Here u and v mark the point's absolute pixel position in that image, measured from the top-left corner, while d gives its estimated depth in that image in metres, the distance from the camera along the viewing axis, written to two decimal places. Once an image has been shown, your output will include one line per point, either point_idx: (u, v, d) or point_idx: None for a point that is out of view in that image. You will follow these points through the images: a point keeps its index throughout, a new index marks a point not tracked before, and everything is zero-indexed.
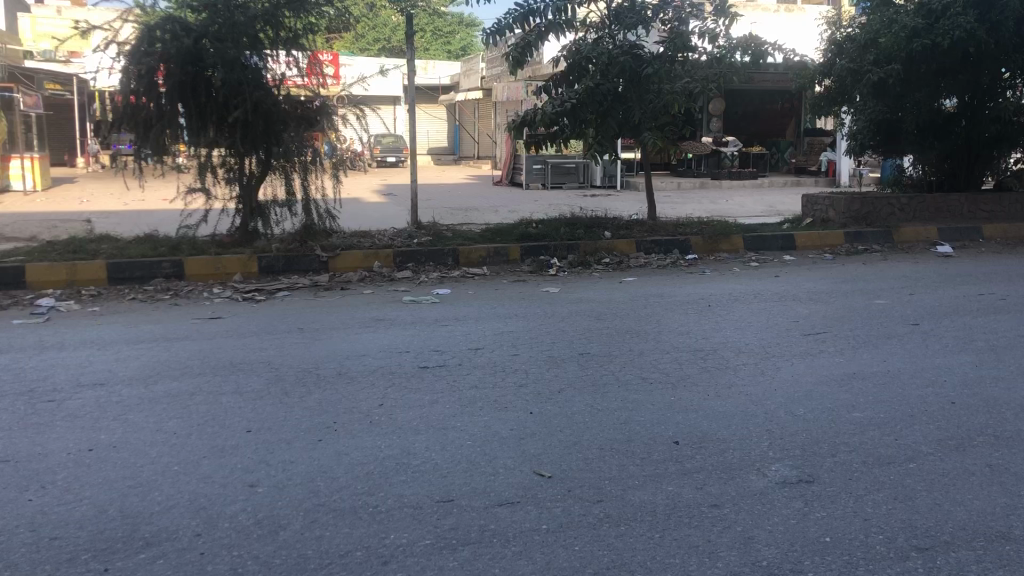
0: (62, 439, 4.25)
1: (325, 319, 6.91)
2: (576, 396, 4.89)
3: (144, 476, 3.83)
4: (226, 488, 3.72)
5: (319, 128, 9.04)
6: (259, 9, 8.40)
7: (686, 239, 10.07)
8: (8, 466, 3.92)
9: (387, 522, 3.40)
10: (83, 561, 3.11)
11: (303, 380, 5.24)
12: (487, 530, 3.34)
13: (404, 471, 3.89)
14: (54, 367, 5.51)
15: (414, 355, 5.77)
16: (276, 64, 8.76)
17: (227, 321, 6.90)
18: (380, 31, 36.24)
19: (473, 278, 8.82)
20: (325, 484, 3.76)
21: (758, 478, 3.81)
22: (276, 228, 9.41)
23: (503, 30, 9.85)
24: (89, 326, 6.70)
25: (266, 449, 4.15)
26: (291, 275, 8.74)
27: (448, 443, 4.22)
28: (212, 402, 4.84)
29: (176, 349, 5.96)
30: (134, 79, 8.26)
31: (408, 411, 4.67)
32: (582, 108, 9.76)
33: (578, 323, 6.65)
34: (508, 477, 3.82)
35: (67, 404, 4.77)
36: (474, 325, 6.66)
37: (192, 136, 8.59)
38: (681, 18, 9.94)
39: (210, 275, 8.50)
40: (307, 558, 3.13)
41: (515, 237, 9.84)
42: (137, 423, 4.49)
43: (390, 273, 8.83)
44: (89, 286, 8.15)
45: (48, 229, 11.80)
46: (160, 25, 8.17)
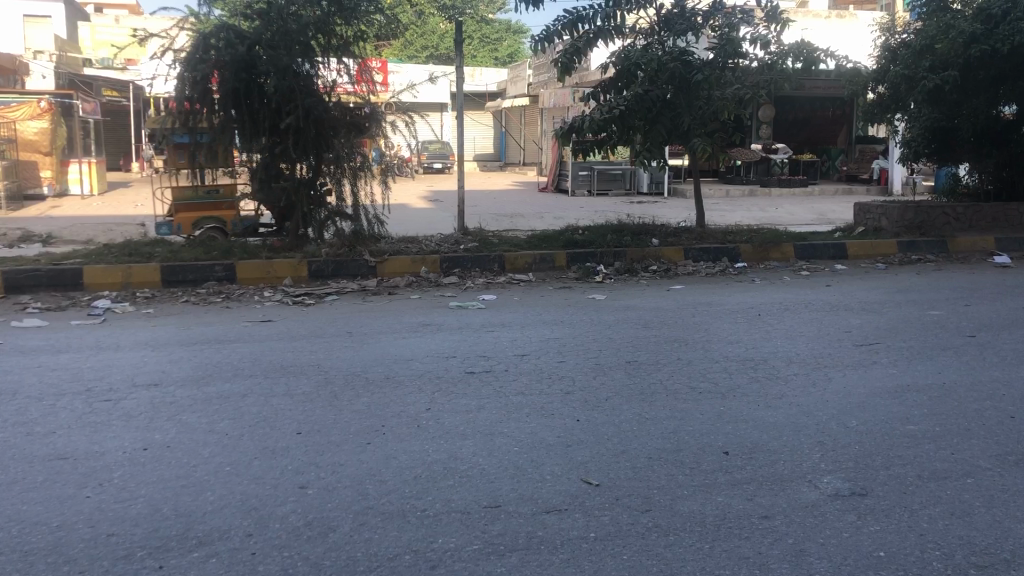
0: (118, 438, 4.34)
1: (373, 323, 6.98)
2: (624, 404, 4.87)
3: (197, 476, 3.89)
4: (277, 489, 3.77)
5: (370, 134, 9.12)
6: (311, 16, 8.54)
7: (735, 246, 9.99)
8: (67, 463, 4.02)
9: (435, 526, 3.42)
10: (139, 557, 3.17)
11: (352, 384, 5.29)
12: (535, 537, 3.34)
13: (452, 476, 3.91)
14: (112, 366, 5.65)
15: (461, 360, 5.79)
16: (326, 71, 8.87)
17: (278, 324, 6.99)
18: (428, 38, 36.61)
19: (519, 284, 8.84)
20: (373, 487, 3.79)
21: (811, 490, 3.75)
22: (326, 233, 9.50)
23: (551, 36, 9.92)
24: (146, 326, 6.86)
25: (315, 451, 4.20)
26: (340, 280, 8.84)
27: (495, 449, 4.23)
28: (264, 403, 4.91)
29: (228, 350, 6.07)
30: (189, 86, 8.40)
31: (454, 416, 4.69)
32: (630, 115, 9.74)
33: (625, 331, 6.63)
34: (555, 485, 3.81)
35: (123, 404, 4.88)
36: (521, 331, 6.68)
37: (245, 142, 8.72)
38: (730, 23, 9.78)
39: (261, 279, 8.63)
40: (356, 561, 3.16)
41: (560, 244, 9.85)
42: (190, 423, 4.57)
43: (437, 278, 8.88)
44: (144, 288, 8.33)
45: (104, 232, 12.09)
46: (215, 33, 8.32)
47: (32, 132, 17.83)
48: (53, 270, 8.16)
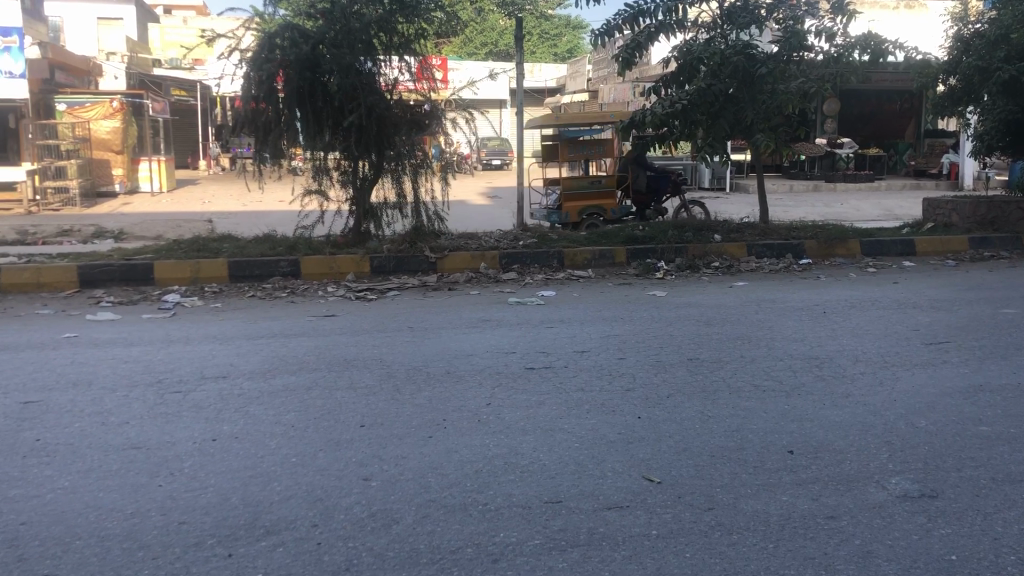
0: (188, 429, 4.46)
1: (432, 318, 7.03)
2: (685, 401, 4.84)
3: (265, 466, 3.98)
4: (342, 480, 3.83)
5: (429, 131, 9.26)
6: (374, 15, 8.65)
7: (800, 243, 9.84)
8: (140, 452, 4.14)
9: (496, 521, 3.44)
10: (209, 545, 3.25)
11: (413, 377, 5.35)
12: (597, 533, 3.34)
13: (513, 471, 3.92)
14: (181, 359, 5.80)
15: (520, 356, 5.81)
16: (389, 69, 8.97)
17: (341, 318, 7.10)
18: (488, 36, 36.70)
19: (579, 280, 8.83)
20: (436, 479, 3.84)
21: (878, 491, 3.68)
22: (387, 229, 9.57)
23: (611, 31, 9.84)
24: (214, 320, 7.03)
25: (378, 443, 4.25)
26: (401, 276, 8.93)
27: (555, 444, 4.24)
28: (328, 395, 5.00)
29: (292, 344, 6.18)
30: (255, 85, 8.54)
31: (515, 411, 4.71)
32: (693, 109, 9.60)
33: (687, 328, 6.57)
34: (616, 481, 3.81)
35: (193, 395, 5.00)
36: (580, 327, 6.66)
37: (308, 140, 8.84)
38: (795, 16, 9.62)
39: (325, 275, 8.77)
40: (419, 552, 3.20)
41: (620, 240, 9.82)
42: (256, 415, 4.67)
43: (496, 274, 8.93)
44: (211, 283, 8.52)
45: (173, 229, 12.40)
46: (280, 33, 8.46)
47: (104, 131, 18.30)
48: (125, 265, 8.39)
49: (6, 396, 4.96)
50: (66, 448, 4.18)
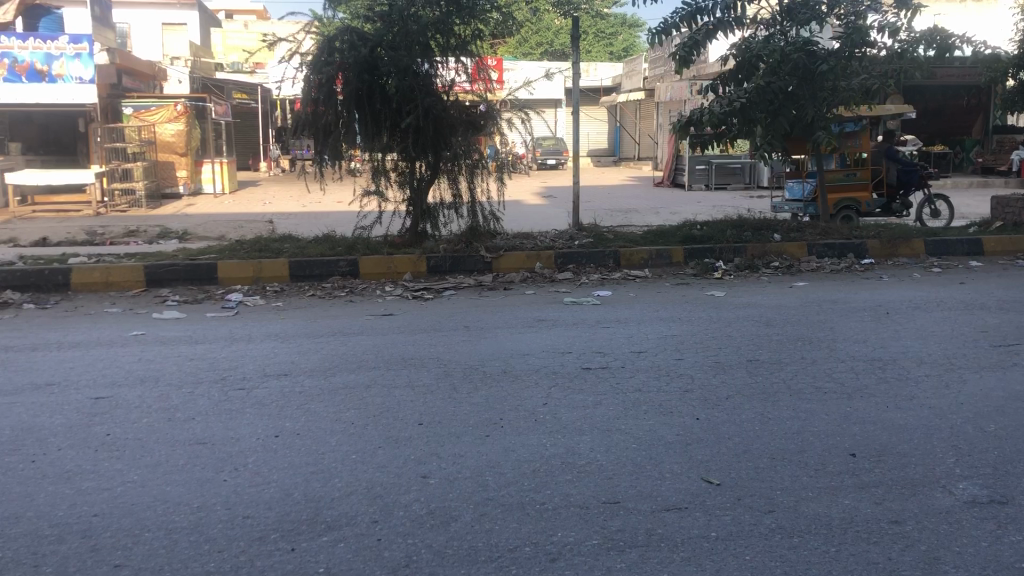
0: (252, 426, 4.55)
1: (489, 318, 7.06)
2: (744, 403, 4.79)
3: (326, 463, 4.04)
4: (401, 478, 3.88)
5: (485, 132, 9.28)
6: (430, 17, 8.71)
7: (862, 242, 9.65)
8: (206, 447, 4.24)
9: (554, 520, 3.45)
10: (273, 539, 3.32)
11: (470, 376, 5.39)
12: (655, 534, 3.33)
13: (569, 471, 3.93)
14: (244, 357, 5.92)
15: (576, 356, 5.81)
16: (445, 71, 9.06)
17: (398, 318, 7.17)
18: (543, 35, 36.72)
19: (635, 280, 8.78)
20: (493, 479, 3.85)
21: (944, 496, 3.60)
22: (443, 229, 9.63)
23: (668, 29, 9.74)
24: (275, 319, 7.17)
25: (436, 442, 4.29)
26: (457, 275, 8.98)
27: (612, 445, 4.22)
28: (386, 394, 5.06)
29: (351, 343, 6.27)
30: (315, 88, 8.72)
31: (572, 411, 4.71)
32: (752, 107, 9.46)
33: (745, 328, 6.50)
34: (675, 482, 3.79)
35: (255, 392, 5.11)
36: (637, 327, 6.62)
37: (367, 141, 8.95)
38: (856, 12, 9.44)
39: (383, 274, 8.86)
40: (477, 550, 3.22)
41: (677, 239, 9.74)
42: (317, 413, 4.74)
43: (552, 274, 8.92)
44: (273, 282, 8.67)
45: (235, 229, 12.67)
46: (339, 36, 8.60)
47: (168, 134, 18.69)
48: (190, 265, 8.58)
49: (78, 392, 5.12)
50: (134, 443, 4.30)
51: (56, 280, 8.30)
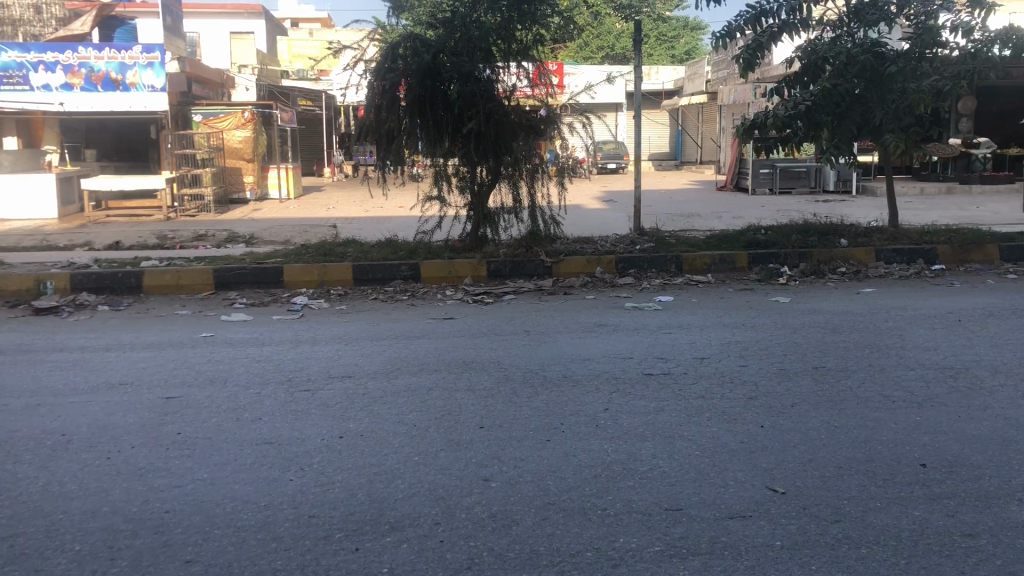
0: (317, 426, 4.63)
1: (550, 323, 7.06)
2: (809, 411, 4.71)
3: (389, 464, 4.10)
4: (462, 480, 3.91)
5: (546, 137, 9.26)
6: (492, 23, 8.85)
7: (932, 248, 9.42)
8: (273, 447, 4.33)
9: (616, 526, 3.44)
10: (338, 539, 3.37)
11: (531, 381, 5.39)
12: (718, 542, 3.29)
13: (631, 477, 3.90)
14: (309, 359, 6.02)
15: (638, 362, 5.78)
16: (507, 76, 9.10)
17: (459, 321, 7.23)
18: (605, 39, 36.63)
19: (698, 285, 8.70)
20: (554, 483, 3.86)
21: (1020, 509, 3.49)
22: (503, 233, 9.69)
23: (733, 32, 9.62)
24: (339, 322, 7.29)
25: (497, 445, 4.32)
26: (517, 279, 9.01)
27: (675, 452, 4.19)
28: (449, 397, 5.10)
29: (413, 346, 6.34)
30: (379, 95, 8.82)
31: (633, 417, 4.69)
32: (818, 110, 9.28)
33: (811, 335, 6.39)
34: (739, 491, 3.74)
35: (320, 394, 5.19)
36: (699, 333, 6.57)
37: (429, 146, 9.03)
38: (927, 11, 9.28)
39: (443, 279, 8.93)
40: (539, 554, 3.23)
41: (741, 244, 9.62)
42: (380, 414, 4.80)
43: (612, 279, 8.89)
44: (337, 286, 8.81)
45: (300, 233, 12.91)
46: (402, 43, 8.70)
47: (236, 140, 19.22)
48: (257, 269, 8.76)
49: (150, 391, 5.26)
50: (204, 441, 4.41)
51: (129, 283, 8.56)
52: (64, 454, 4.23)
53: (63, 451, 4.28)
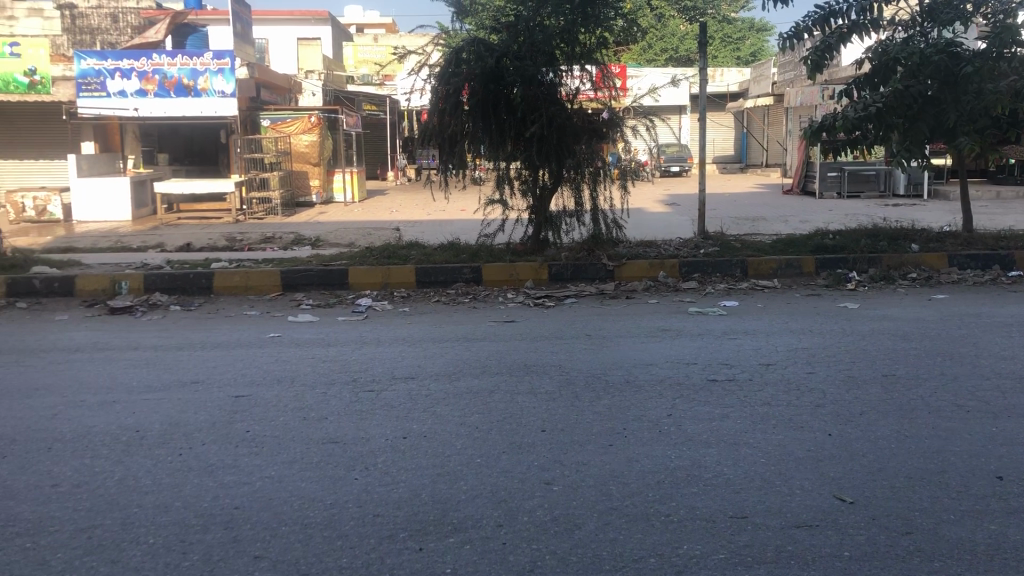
0: (381, 426, 4.69)
1: (612, 327, 7.03)
2: (878, 420, 4.60)
3: (452, 465, 4.13)
4: (524, 483, 3.92)
5: (608, 140, 9.25)
6: (556, 26, 8.87)
7: (1008, 253, 9.14)
8: (338, 446, 4.40)
9: (680, 533, 3.41)
10: (401, 538, 3.40)
11: (592, 386, 5.38)
12: (784, 551, 3.24)
13: (696, 484, 3.87)
14: (374, 360, 6.10)
15: (703, 367, 5.72)
16: (570, 79, 9.08)
17: (520, 325, 7.25)
18: (669, 40, 36.35)
19: (763, 290, 8.58)
20: (618, 488, 3.84)
21: None
22: (565, 237, 9.68)
23: (801, 33, 9.48)
24: (403, 324, 7.36)
25: (559, 449, 4.31)
26: (579, 283, 9.00)
27: (740, 459, 4.14)
28: (510, 400, 5.12)
29: (476, 348, 6.38)
30: (443, 99, 8.90)
31: (697, 423, 4.64)
32: (890, 112, 9.11)
33: (880, 342, 6.26)
34: (806, 499, 3.68)
35: (384, 395, 5.26)
36: (765, 339, 6.47)
37: (492, 150, 9.05)
38: (1005, 10, 8.99)
39: (505, 281, 8.97)
40: (602, 559, 3.22)
41: (808, 249, 9.45)
42: (443, 416, 4.84)
43: (675, 283, 8.82)
44: (400, 288, 8.91)
45: (364, 236, 13.10)
46: (465, 47, 8.74)
47: (304, 144, 19.62)
48: (324, 271, 8.92)
49: (221, 390, 5.39)
50: (272, 440, 4.49)
51: (200, 284, 8.79)
52: (138, 450, 4.35)
53: (137, 447, 4.40)
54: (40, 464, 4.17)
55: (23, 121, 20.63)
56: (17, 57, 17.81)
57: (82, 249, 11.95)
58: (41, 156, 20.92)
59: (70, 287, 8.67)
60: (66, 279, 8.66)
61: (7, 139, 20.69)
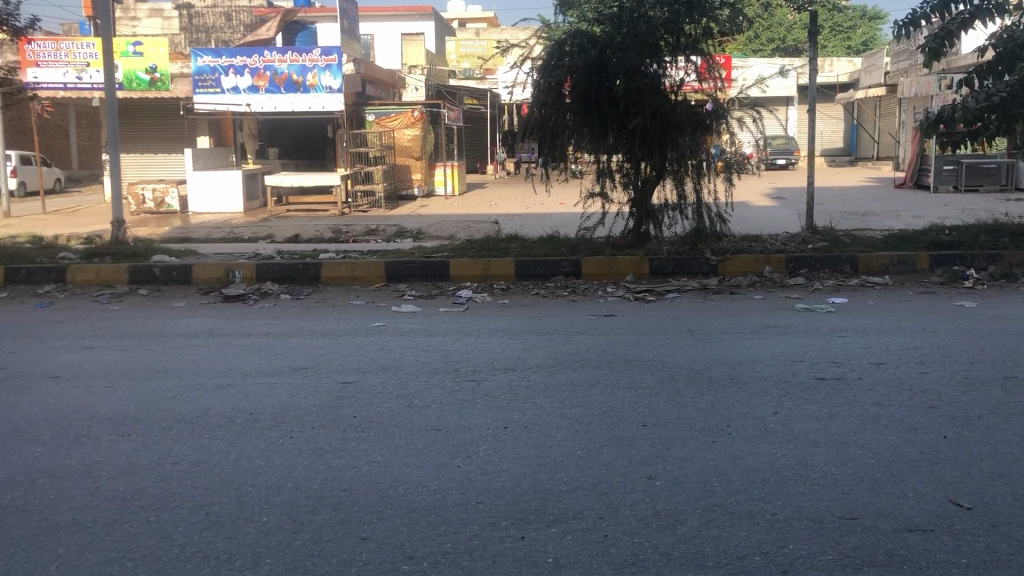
0: (483, 416, 4.75)
1: (715, 322, 6.93)
2: (999, 423, 4.40)
3: (552, 456, 4.15)
4: (626, 476, 3.90)
5: (712, 131, 9.07)
6: (661, 17, 8.73)
7: None
8: (441, 435, 4.47)
9: (787, 532, 3.34)
10: (503, 526, 3.44)
11: (695, 381, 5.32)
12: (896, 555, 3.14)
13: (803, 483, 3.78)
14: (475, 350, 6.18)
15: (809, 365, 5.58)
16: (674, 71, 8.97)
17: (620, 319, 7.22)
18: (775, 31, 35.49)
19: (874, 287, 8.30)
20: (721, 485, 3.79)
21: None
22: (667, 230, 9.56)
23: (918, 19, 9.07)
24: (502, 316, 7.41)
25: (662, 443, 4.28)
26: (680, 278, 8.89)
27: (849, 460, 4.02)
28: (610, 393, 5.11)
29: (578, 341, 6.39)
30: (545, 92, 8.92)
31: (804, 422, 4.53)
32: (1014, 102, 8.65)
33: (1000, 342, 5.97)
34: (920, 503, 3.55)
35: (485, 384, 5.33)
36: (876, 337, 6.27)
37: (594, 143, 9.02)
38: None
39: (605, 275, 8.94)
40: (705, 555, 3.18)
41: (923, 245, 9.11)
42: (544, 407, 4.87)
43: (781, 279, 8.62)
44: (499, 280, 8.98)
45: (465, 228, 13.28)
46: (568, 40, 8.80)
47: (406, 138, 19.96)
48: (426, 262, 9.07)
49: (329, 376, 5.56)
50: (377, 426, 4.60)
51: (309, 274, 9.05)
52: (252, 431, 4.53)
53: (251, 428, 4.59)
54: (161, 443, 4.39)
55: (144, 117, 21.65)
56: (139, 55, 18.64)
57: (198, 239, 12.49)
58: (160, 151, 21.91)
59: (187, 275, 9.07)
60: (183, 267, 9.06)
61: (129, 135, 21.77)
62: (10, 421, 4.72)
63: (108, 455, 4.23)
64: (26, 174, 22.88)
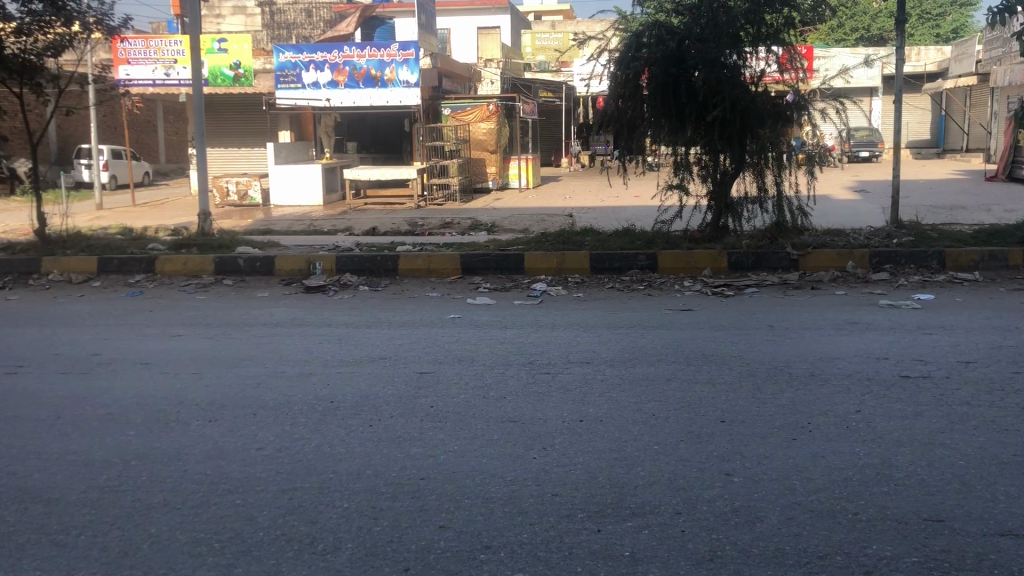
0: (558, 409, 4.76)
1: (795, 318, 6.80)
2: None
3: (628, 450, 4.14)
4: (704, 472, 3.87)
5: (794, 123, 8.89)
6: (740, 6, 8.54)
7: None
8: (517, 426, 4.49)
9: (870, 532, 3.26)
10: (579, 519, 3.45)
11: (775, 378, 5.23)
12: (986, 559, 3.05)
13: (887, 483, 3.69)
14: (550, 343, 6.18)
15: (894, 363, 5.43)
16: (754, 62, 8.76)
17: (697, 313, 7.14)
18: (859, 19, 34.58)
19: (962, 283, 8.03)
20: (802, 483, 3.73)
21: None
22: (746, 224, 9.40)
23: (1014, 5, 8.71)
24: (577, 309, 7.39)
25: (741, 440, 4.23)
26: (760, 272, 8.74)
27: (936, 460, 3.91)
28: (687, 389, 5.06)
29: (653, 336, 6.34)
30: (622, 84, 8.92)
31: (888, 421, 4.42)
32: None
33: None
34: (1012, 507, 3.43)
35: (560, 377, 5.34)
36: (965, 335, 6.06)
37: (672, 135, 8.95)
38: None
39: (682, 268, 8.85)
40: (785, 553, 3.14)
41: (1015, 240, 8.77)
42: (620, 402, 4.85)
43: (865, 274, 8.41)
44: (574, 274, 8.96)
45: (539, 221, 13.28)
46: (646, 32, 8.76)
47: (483, 132, 20.06)
48: (501, 255, 9.10)
49: (406, 366, 5.64)
50: (454, 416, 4.65)
51: (387, 266, 9.18)
52: (333, 419, 4.63)
53: (332, 416, 4.69)
54: (246, 429, 4.52)
55: (229, 111, 22.24)
56: (224, 52, 19.13)
57: (279, 231, 12.79)
58: (243, 145, 22.47)
59: (270, 266, 9.28)
60: (266, 259, 9.28)
61: (215, 130, 22.40)
62: (104, 405, 4.92)
63: (195, 439, 4.37)
64: (117, 168, 23.71)
